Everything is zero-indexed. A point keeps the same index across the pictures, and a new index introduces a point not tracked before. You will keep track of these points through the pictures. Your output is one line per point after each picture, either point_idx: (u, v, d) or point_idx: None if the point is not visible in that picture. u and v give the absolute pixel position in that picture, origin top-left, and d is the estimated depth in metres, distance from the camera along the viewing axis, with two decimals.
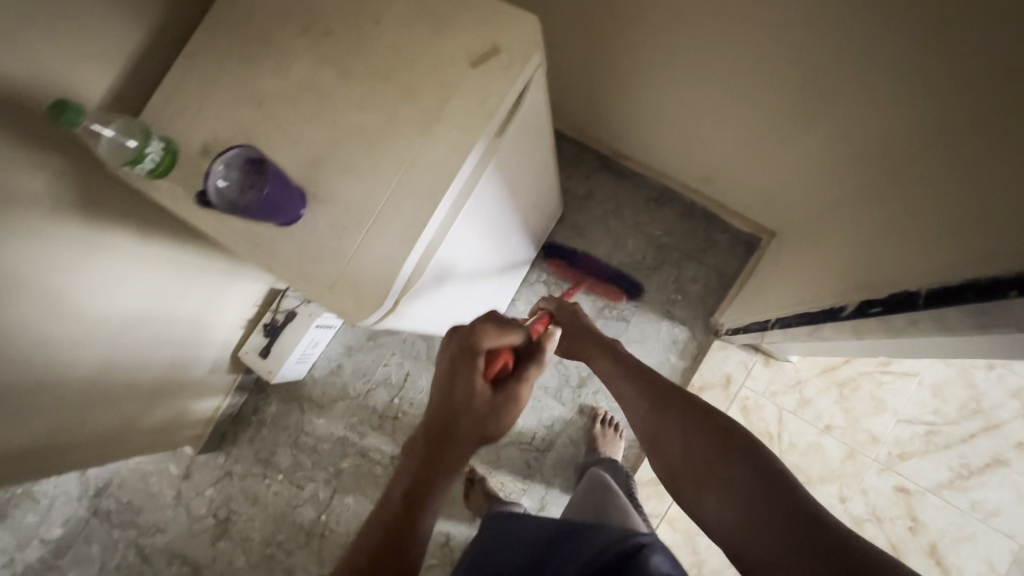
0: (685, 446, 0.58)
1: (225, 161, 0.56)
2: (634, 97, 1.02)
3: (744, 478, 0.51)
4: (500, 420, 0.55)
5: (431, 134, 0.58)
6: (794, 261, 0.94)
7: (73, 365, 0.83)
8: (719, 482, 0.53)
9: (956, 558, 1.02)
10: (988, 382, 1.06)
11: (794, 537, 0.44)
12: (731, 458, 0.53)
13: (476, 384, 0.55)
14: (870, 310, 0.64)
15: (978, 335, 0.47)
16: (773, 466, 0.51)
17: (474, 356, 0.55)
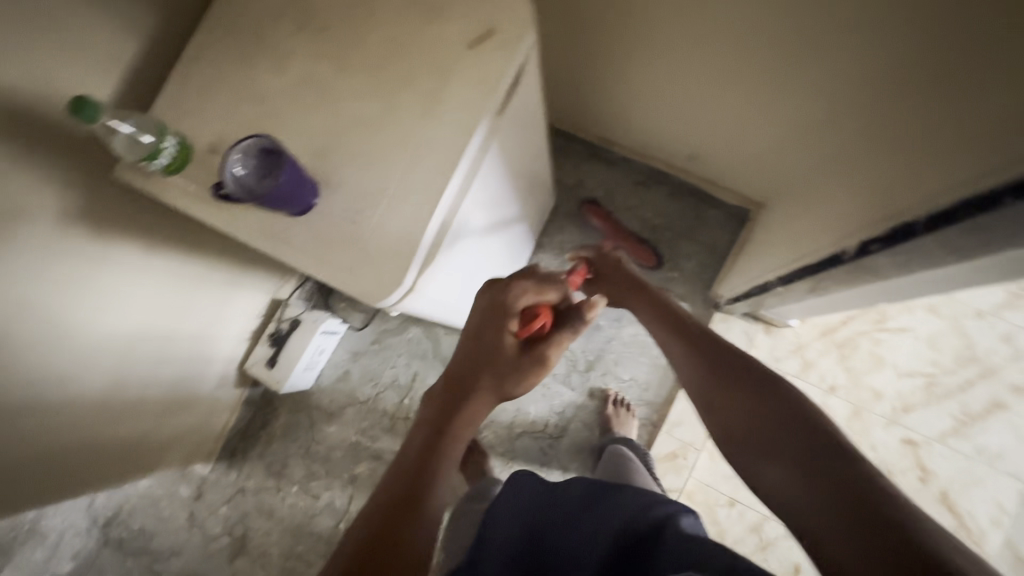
0: (745, 412, 0.50)
1: (236, 152, 0.57)
2: (618, 84, 1.04)
3: (802, 454, 0.42)
4: (522, 377, 0.63)
5: (436, 114, 0.60)
6: (789, 224, 0.97)
7: (83, 381, 0.83)
8: (780, 456, 0.44)
9: (967, 503, 1.05)
10: (979, 330, 1.10)
11: (841, 489, 0.38)
12: (795, 431, 0.45)
13: (506, 337, 0.63)
14: (870, 249, 0.67)
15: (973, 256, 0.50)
16: (831, 439, 0.42)
17: (507, 312, 0.63)
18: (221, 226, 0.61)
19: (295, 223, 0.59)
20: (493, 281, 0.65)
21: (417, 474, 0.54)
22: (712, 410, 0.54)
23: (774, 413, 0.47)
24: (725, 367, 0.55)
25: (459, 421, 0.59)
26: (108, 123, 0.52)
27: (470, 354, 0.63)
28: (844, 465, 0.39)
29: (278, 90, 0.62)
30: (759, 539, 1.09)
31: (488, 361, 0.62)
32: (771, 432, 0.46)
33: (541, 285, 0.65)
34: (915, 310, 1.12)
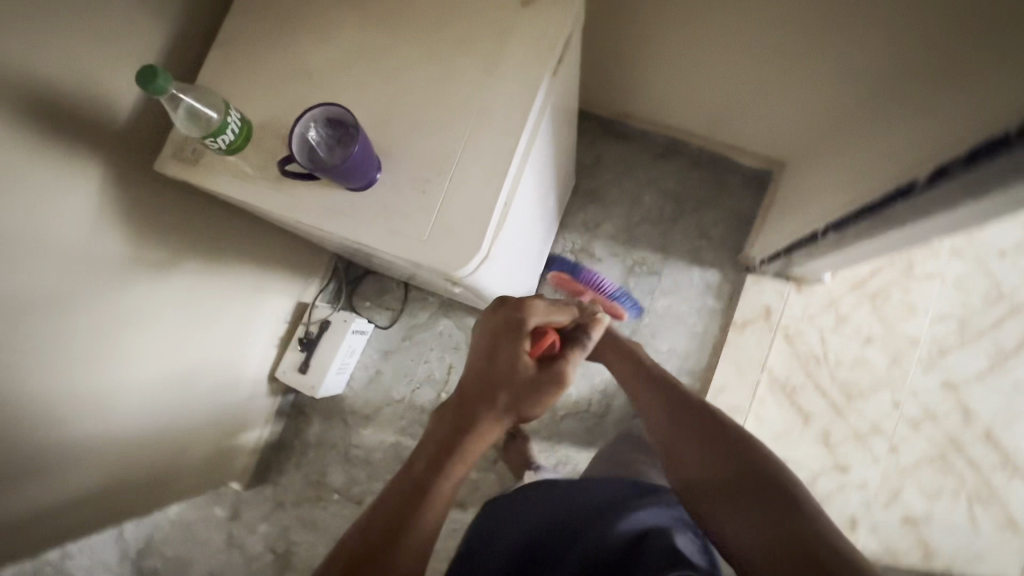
0: (708, 464, 0.67)
1: (312, 118, 0.54)
2: (627, 61, 1.04)
3: (758, 505, 0.59)
4: (539, 397, 0.59)
5: (495, 77, 0.58)
6: (817, 174, 0.95)
7: (122, 399, 0.78)
8: (737, 504, 0.61)
9: (1011, 437, 1.08)
10: (1005, 269, 1.12)
11: (784, 532, 0.55)
12: (752, 484, 0.61)
13: (521, 356, 0.60)
14: (948, 171, 0.58)
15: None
16: (781, 488, 0.60)
17: (521, 330, 0.63)
18: (280, 207, 0.58)
19: (362, 199, 0.57)
20: (506, 301, 0.65)
21: (420, 492, 0.54)
22: (681, 459, 0.70)
23: (735, 466, 0.64)
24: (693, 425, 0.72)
25: (470, 441, 0.57)
26: (174, 93, 0.47)
27: (484, 373, 0.60)
28: (789, 516, 0.56)
29: (329, 65, 0.60)
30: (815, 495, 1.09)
31: (502, 379, 0.59)
32: (728, 481, 0.63)
33: (552, 307, 0.67)
34: (940, 254, 1.14)
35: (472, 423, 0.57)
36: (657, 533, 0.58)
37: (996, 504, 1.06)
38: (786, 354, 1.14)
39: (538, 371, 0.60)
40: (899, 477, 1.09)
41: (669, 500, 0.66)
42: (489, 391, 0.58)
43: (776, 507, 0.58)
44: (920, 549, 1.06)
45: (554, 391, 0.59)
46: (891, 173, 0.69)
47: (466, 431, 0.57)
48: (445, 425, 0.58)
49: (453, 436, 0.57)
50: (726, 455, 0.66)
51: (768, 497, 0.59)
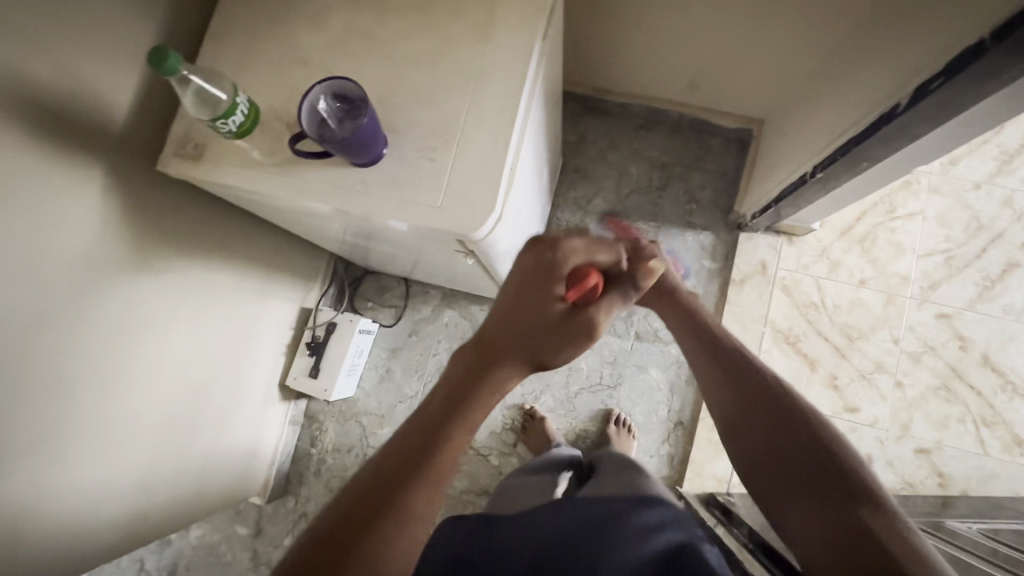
0: (771, 439, 0.53)
1: (320, 91, 0.54)
2: (600, 40, 1.07)
3: (826, 497, 0.47)
4: (562, 348, 0.51)
5: (490, 42, 0.60)
6: (798, 125, 0.99)
7: (140, 410, 0.77)
8: (802, 496, 0.48)
9: (1007, 359, 1.12)
10: (981, 201, 1.18)
11: (859, 548, 0.42)
12: (827, 471, 0.48)
13: (552, 298, 0.52)
14: (927, 89, 0.61)
15: (999, 93, 0.54)
16: (863, 489, 0.46)
17: (554, 272, 0.53)
18: (290, 190, 0.58)
19: (372, 173, 0.58)
20: (541, 236, 0.55)
21: (424, 446, 0.46)
22: (737, 431, 0.57)
23: (805, 445, 0.51)
24: (750, 392, 0.57)
25: (484, 390, 0.49)
26: (187, 76, 0.48)
27: (509, 313, 0.52)
28: (872, 515, 0.44)
29: (327, 49, 0.61)
30: None
31: (527, 325, 0.51)
32: (801, 471, 0.49)
33: (593, 244, 0.55)
34: (919, 193, 1.19)
35: (491, 365, 0.49)
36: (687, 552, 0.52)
37: (1002, 425, 1.10)
38: (785, 304, 1.18)
39: (568, 318, 0.52)
40: (908, 410, 1.12)
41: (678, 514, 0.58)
42: (510, 333, 0.51)
43: (849, 506, 0.45)
44: (936, 477, 1.09)
45: (578, 344, 0.52)
46: (873, 105, 0.72)
47: (481, 378, 0.49)
48: (462, 369, 0.50)
49: (465, 382, 0.49)
50: (787, 430, 0.53)
51: (845, 501, 0.45)
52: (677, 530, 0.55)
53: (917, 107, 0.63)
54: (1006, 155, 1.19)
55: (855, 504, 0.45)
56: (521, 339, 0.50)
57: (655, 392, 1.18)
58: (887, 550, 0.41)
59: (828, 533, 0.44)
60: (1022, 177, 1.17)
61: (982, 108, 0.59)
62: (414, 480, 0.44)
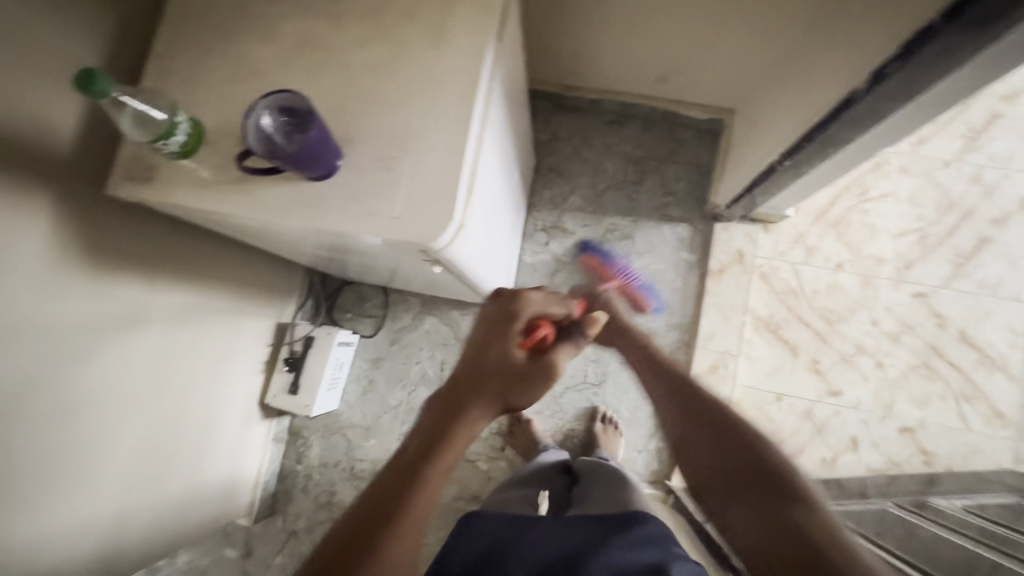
0: (714, 447, 0.54)
1: (264, 107, 0.53)
2: (565, 36, 1.05)
3: (759, 498, 0.47)
4: (528, 389, 0.50)
5: (444, 45, 0.58)
6: (766, 113, 0.98)
7: (113, 439, 0.75)
8: (741, 495, 0.49)
9: (984, 334, 1.13)
10: (950, 178, 1.19)
11: (792, 545, 0.42)
12: (757, 473, 0.49)
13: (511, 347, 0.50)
14: (886, 72, 0.61)
15: (953, 74, 0.54)
16: (793, 484, 0.46)
17: (512, 322, 0.52)
18: (246, 208, 0.57)
19: (328, 186, 0.56)
20: (500, 290, 0.56)
21: (392, 504, 0.41)
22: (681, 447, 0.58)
23: (739, 450, 0.52)
24: (694, 407, 0.59)
25: (450, 441, 0.45)
26: (120, 99, 0.46)
27: (471, 364, 0.49)
28: (800, 512, 0.44)
29: (276, 61, 0.60)
30: (815, 422, 1.13)
31: (490, 374, 0.49)
32: (741, 476, 0.50)
33: (548, 298, 0.57)
34: (890, 174, 1.20)
35: (457, 412, 0.46)
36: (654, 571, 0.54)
37: (982, 400, 1.12)
38: (764, 292, 1.18)
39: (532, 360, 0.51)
40: (890, 391, 1.13)
41: (655, 529, 0.60)
42: (474, 381, 0.48)
43: (779, 504, 0.45)
44: (921, 455, 1.10)
45: (542, 383, 0.51)
46: (836, 91, 0.72)
47: (449, 427, 0.46)
48: (426, 422, 0.47)
49: (431, 435, 0.45)
50: (725, 440, 0.53)
51: (776, 499, 0.46)
52: (657, 547, 0.57)
53: (875, 91, 0.63)
54: (973, 132, 1.20)
55: (785, 500, 0.45)
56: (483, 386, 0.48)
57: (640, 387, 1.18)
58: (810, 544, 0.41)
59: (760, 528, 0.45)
60: (990, 152, 1.19)
61: (940, 91, 0.59)
62: (383, 542, 0.39)
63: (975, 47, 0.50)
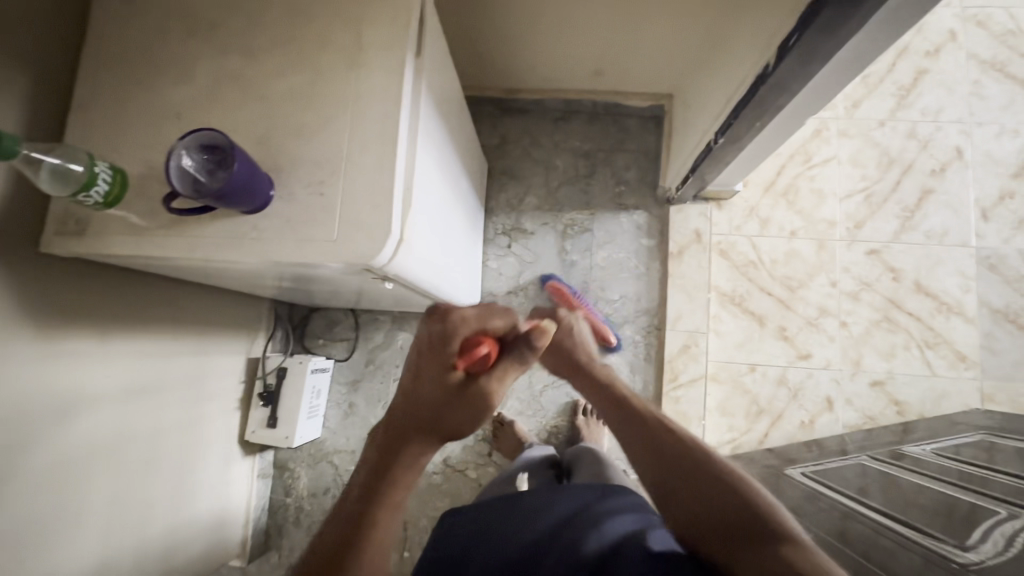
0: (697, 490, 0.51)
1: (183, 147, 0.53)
2: (498, 40, 1.07)
3: (751, 540, 0.45)
4: (462, 417, 0.47)
5: (362, 66, 0.59)
6: (699, 94, 1.01)
7: (85, 495, 0.74)
8: (736, 543, 0.46)
9: (938, 282, 1.17)
10: (887, 136, 1.23)
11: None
12: (748, 516, 0.47)
13: (442, 374, 0.47)
14: (791, 43, 0.63)
15: (848, 40, 0.57)
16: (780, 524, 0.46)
17: (445, 349, 0.47)
18: (184, 249, 0.57)
19: (264, 216, 0.57)
20: (434, 306, 0.50)
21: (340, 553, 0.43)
22: (665, 501, 0.54)
23: (729, 501, 0.49)
24: (675, 459, 0.55)
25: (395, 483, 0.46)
26: (33, 155, 0.46)
27: (407, 399, 0.48)
28: (794, 551, 0.43)
29: (198, 99, 0.60)
30: (788, 388, 1.16)
31: (423, 403, 0.47)
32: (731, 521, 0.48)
33: (489, 309, 0.49)
34: (830, 139, 1.24)
35: (395, 450, 0.47)
36: (628, 538, 0.52)
37: (944, 344, 1.15)
38: (724, 267, 1.21)
39: (464, 388, 0.47)
40: (856, 348, 1.16)
41: (636, 505, 0.59)
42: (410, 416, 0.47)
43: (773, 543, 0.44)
44: (893, 406, 1.13)
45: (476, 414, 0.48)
46: (753, 66, 0.75)
47: (388, 462, 0.47)
48: (372, 460, 0.48)
49: (375, 474, 0.47)
50: (712, 484, 0.51)
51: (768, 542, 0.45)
52: (637, 514, 0.57)
53: (785, 63, 0.66)
54: (903, 90, 1.24)
55: (776, 541, 0.44)
56: (418, 419, 0.47)
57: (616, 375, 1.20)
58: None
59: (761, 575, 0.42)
60: (921, 107, 1.23)
61: (845, 57, 0.62)
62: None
63: (862, 13, 0.52)
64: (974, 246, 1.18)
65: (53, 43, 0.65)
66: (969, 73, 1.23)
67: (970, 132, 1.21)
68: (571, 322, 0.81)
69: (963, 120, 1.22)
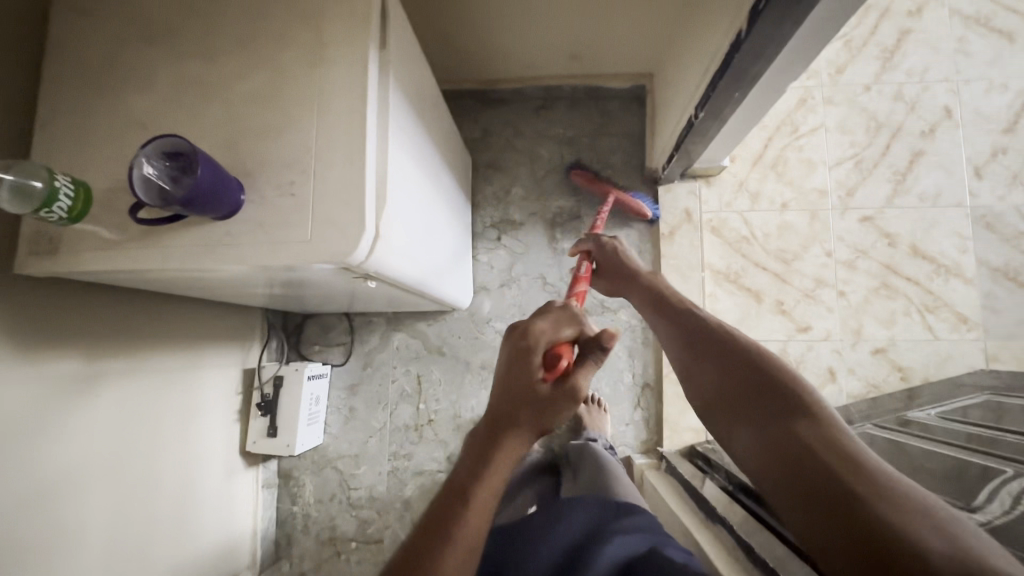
0: (723, 376, 0.54)
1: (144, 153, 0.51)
2: (472, 31, 1.05)
3: (771, 417, 0.48)
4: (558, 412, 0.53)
5: (324, 63, 0.58)
6: (678, 69, 1.00)
7: (84, 515, 0.74)
8: (754, 419, 0.49)
9: (935, 244, 1.15)
10: (874, 100, 1.21)
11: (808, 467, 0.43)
12: (771, 392, 0.50)
13: (533, 377, 0.54)
14: (761, 7, 0.62)
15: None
16: (801, 398, 0.48)
17: (531, 355, 0.56)
18: (157, 261, 0.56)
19: (236, 222, 0.56)
20: (513, 325, 0.59)
21: (440, 526, 0.44)
22: (694, 380, 0.58)
23: (754, 377, 0.52)
24: (708, 347, 0.58)
25: (493, 463, 0.49)
26: None
27: (500, 393, 0.54)
28: (807, 426, 0.45)
29: (161, 109, 0.59)
30: (789, 362, 1.14)
31: (514, 396, 0.53)
32: (752, 400, 0.51)
33: (558, 321, 0.60)
34: (815, 108, 1.22)
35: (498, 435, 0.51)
36: (645, 558, 0.55)
37: (945, 307, 1.13)
38: (717, 244, 1.19)
39: (554, 388, 0.54)
40: (856, 316, 1.15)
41: (648, 525, 0.63)
42: (506, 409, 0.52)
43: (788, 418, 0.47)
44: (897, 372, 1.12)
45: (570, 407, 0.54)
46: (727, 34, 0.73)
47: (490, 449, 0.50)
48: (474, 445, 0.51)
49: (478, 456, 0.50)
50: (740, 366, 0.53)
51: (786, 416, 0.47)
52: (650, 534, 0.60)
53: (757, 28, 0.64)
54: (887, 52, 1.22)
55: (795, 415, 0.47)
56: (518, 404, 0.52)
57: (615, 361, 1.19)
58: (823, 460, 0.42)
59: (772, 450, 0.46)
60: (907, 68, 1.21)
61: (818, 18, 0.60)
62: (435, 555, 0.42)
63: None
64: (969, 206, 1.16)
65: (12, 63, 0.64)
66: (953, 30, 1.21)
67: (958, 90, 1.19)
68: (614, 244, 0.85)
69: (950, 79, 1.20)
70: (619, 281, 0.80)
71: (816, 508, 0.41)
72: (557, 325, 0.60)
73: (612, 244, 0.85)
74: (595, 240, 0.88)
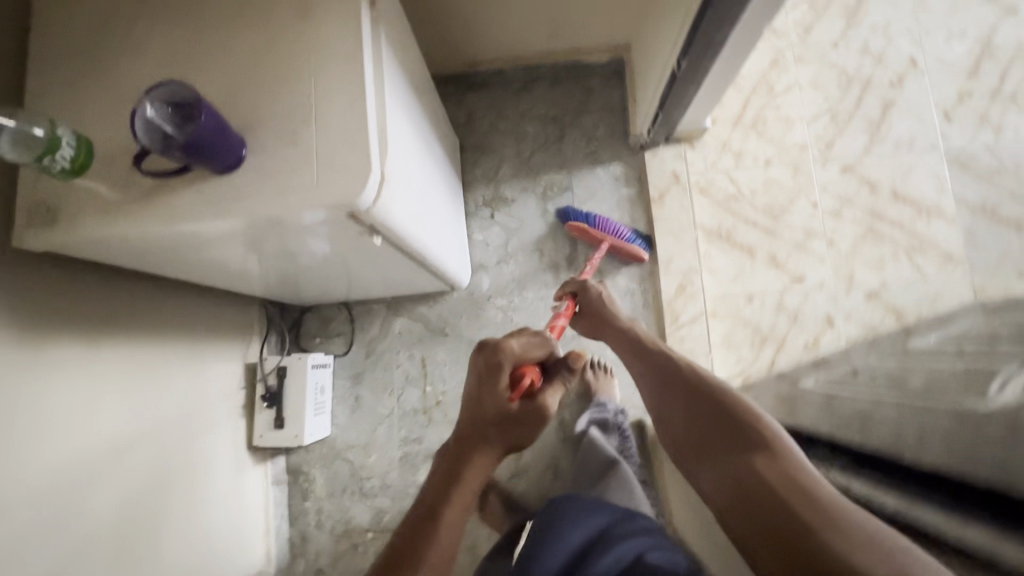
0: (689, 423, 0.66)
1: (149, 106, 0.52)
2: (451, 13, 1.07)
3: (731, 454, 0.58)
4: (521, 429, 0.59)
5: (314, 17, 0.58)
6: (654, 34, 1.02)
7: (94, 510, 0.72)
8: (716, 457, 0.61)
9: (915, 187, 1.19)
10: (843, 55, 1.25)
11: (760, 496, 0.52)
12: (728, 430, 0.60)
13: (499, 393, 0.59)
14: None
15: None
16: (760, 437, 0.57)
17: (500, 369, 0.60)
18: (160, 218, 0.56)
19: (240, 176, 0.56)
20: (484, 341, 0.62)
21: (418, 540, 0.52)
22: (669, 427, 0.70)
23: (716, 418, 0.63)
24: (675, 394, 0.70)
25: (461, 482, 0.55)
26: None
27: (469, 412, 0.59)
28: (764, 462, 0.54)
29: (155, 73, 0.59)
30: (788, 312, 1.16)
31: (484, 416, 0.58)
32: (714, 441, 0.62)
33: (527, 343, 0.64)
34: (788, 67, 1.26)
35: (466, 457, 0.56)
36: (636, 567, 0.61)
37: (930, 247, 1.17)
38: (706, 204, 1.21)
39: (520, 406, 0.59)
40: (847, 263, 1.18)
41: (647, 528, 0.68)
42: (477, 430, 0.57)
43: (745, 454, 0.57)
44: (892, 313, 1.14)
45: (535, 426, 0.60)
46: None
47: (459, 470, 0.56)
48: (444, 464, 0.57)
49: (449, 479, 0.56)
50: (708, 412, 0.64)
51: (744, 452, 0.57)
52: (647, 538, 0.66)
53: None
54: (850, 10, 1.27)
55: (750, 450, 0.57)
56: (489, 425, 0.57)
57: None
58: (775, 491, 0.52)
59: (732, 483, 0.56)
60: (870, 24, 1.26)
61: None
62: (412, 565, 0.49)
63: None
64: (943, 148, 1.20)
65: (3, 34, 0.63)
66: None
67: (920, 41, 1.24)
68: (598, 288, 0.91)
69: (912, 30, 1.25)
70: (597, 326, 0.89)
71: (763, 530, 0.50)
72: (527, 346, 0.65)
73: (595, 287, 0.91)
74: (579, 283, 0.93)
